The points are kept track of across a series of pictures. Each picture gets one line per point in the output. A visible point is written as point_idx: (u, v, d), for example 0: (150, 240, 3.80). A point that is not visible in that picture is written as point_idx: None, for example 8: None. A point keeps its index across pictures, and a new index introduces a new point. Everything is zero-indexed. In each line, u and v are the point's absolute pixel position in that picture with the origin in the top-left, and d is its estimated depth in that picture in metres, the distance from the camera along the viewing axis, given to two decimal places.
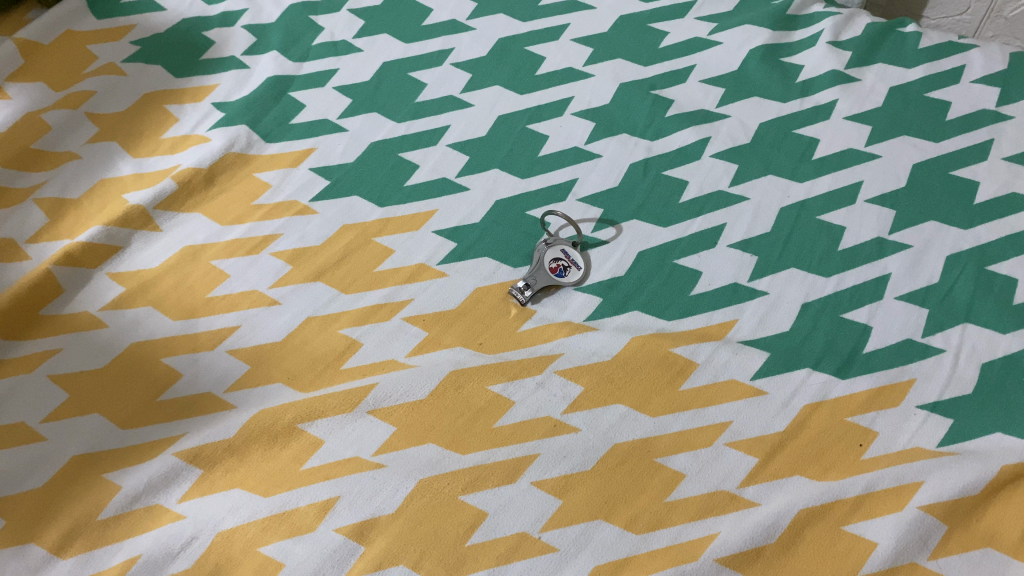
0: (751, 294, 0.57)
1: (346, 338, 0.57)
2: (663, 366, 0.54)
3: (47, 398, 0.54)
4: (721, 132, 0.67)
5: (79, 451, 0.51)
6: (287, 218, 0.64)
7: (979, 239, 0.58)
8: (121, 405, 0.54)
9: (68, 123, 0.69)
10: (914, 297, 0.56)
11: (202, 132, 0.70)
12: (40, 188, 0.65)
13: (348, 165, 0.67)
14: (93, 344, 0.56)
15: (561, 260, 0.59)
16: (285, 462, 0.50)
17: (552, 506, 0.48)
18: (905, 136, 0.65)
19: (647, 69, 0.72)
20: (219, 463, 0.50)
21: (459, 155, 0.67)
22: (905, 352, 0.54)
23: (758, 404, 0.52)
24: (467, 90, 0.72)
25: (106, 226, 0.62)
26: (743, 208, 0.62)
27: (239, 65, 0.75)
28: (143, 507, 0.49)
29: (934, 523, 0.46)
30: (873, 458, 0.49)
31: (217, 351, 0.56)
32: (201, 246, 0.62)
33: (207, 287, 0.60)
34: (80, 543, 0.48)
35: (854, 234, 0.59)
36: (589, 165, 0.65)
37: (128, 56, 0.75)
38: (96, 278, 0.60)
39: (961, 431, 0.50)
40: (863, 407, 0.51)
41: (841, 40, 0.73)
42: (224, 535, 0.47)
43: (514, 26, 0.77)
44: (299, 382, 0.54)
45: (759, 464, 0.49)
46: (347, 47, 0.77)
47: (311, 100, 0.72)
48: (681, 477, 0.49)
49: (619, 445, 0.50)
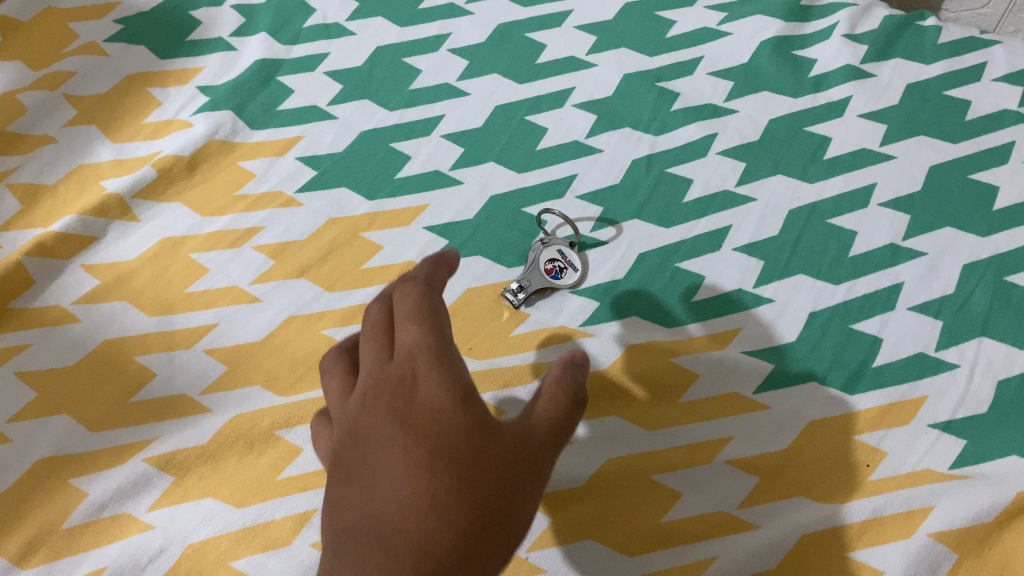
0: (757, 301, 0.54)
1: (329, 338, 0.54)
2: (661, 377, 0.51)
3: (14, 396, 0.51)
4: (728, 127, 0.64)
5: (46, 454, 0.49)
6: (271, 210, 0.61)
7: (998, 248, 0.55)
8: (91, 405, 0.51)
9: (46, 104, 0.66)
10: (928, 308, 0.53)
11: (185, 117, 0.67)
12: (14, 172, 0.62)
13: (337, 155, 0.64)
14: (64, 340, 0.54)
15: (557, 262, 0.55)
16: (261, 470, 0.48)
17: (541, 524, 0.46)
18: (922, 136, 0.61)
19: (653, 59, 0.69)
20: (192, 470, 0.48)
21: (453, 147, 0.64)
22: (918, 367, 0.51)
23: (761, 419, 0.49)
24: (464, 77, 0.69)
25: (82, 215, 0.59)
26: (751, 208, 0.59)
27: (227, 47, 0.72)
28: (110, 516, 0.46)
29: (942, 552, 0.43)
30: (882, 479, 0.47)
31: (194, 351, 0.54)
32: (181, 237, 0.59)
33: (185, 282, 0.57)
34: (43, 553, 0.45)
35: (866, 239, 0.57)
36: (590, 160, 0.62)
37: (111, 35, 0.72)
38: (69, 269, 0.57)
39: (974, 453, 0.47)
40: (872, 424, 0.49)
41: (857, 32, 0.69)
42: (195, 547, 0.45)
43: (514, 12, 0.74)
44: (278, 385, 0.52)
45: (760, 483, 0.47)
46: (341, 29, 0.74)
47: (301, 85, 0.69)
48: (678, 495, 0.46)
49: (612, 460, 0.48)
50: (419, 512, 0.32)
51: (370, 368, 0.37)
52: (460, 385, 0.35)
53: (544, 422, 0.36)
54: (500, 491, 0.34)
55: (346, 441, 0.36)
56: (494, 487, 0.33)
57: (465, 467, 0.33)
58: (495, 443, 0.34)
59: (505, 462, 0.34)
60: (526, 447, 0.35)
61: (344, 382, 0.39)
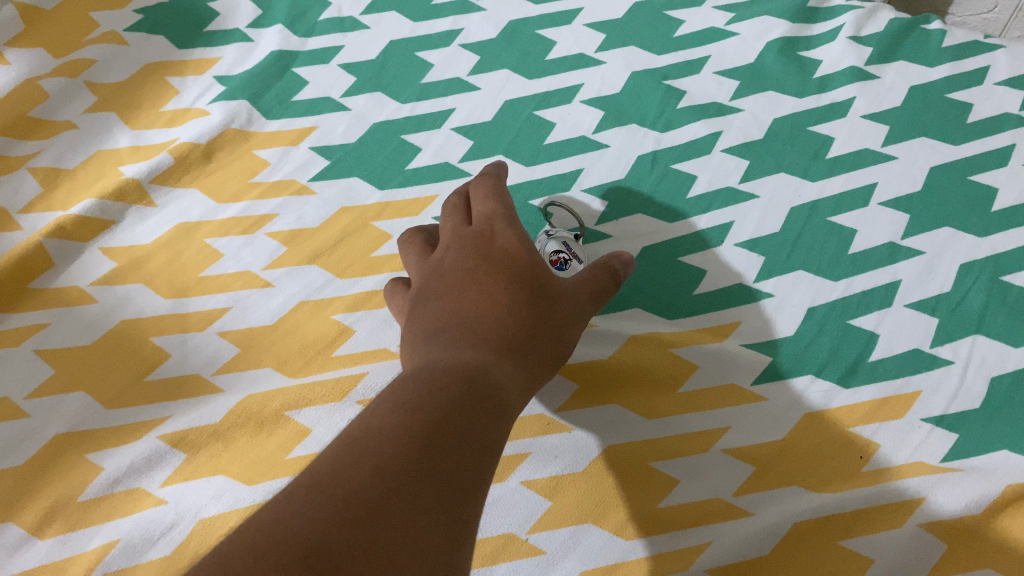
0: (757, 295, 0.56)
1: (339, 324, 0.55)
2: (662, 367, 0.53)
3: (33, 373, 0.53)
4: (733, 126, 0.65)
5: (63, 429, 0.50)
6: (284, 198, 0.62)
7: (995, 248, 0.56)
8: (107, 383, 0.52)
9: (66, 91, 0.68)
10: (924, 305, 0.54)
11: (202, 106, 0.68)
12: (34, 157, 0.64)
13: (349, 146, 0.65)
14: (81, 320, 0.55)
15: (562, 252, 0.56)
16: (270, 450, 0.49)
17: (541, 507, 0.47)
18: (923, 138, 0.62)
19: (660, 57, 0.70)
20: (204, 447, 0.49)
21: (463, 140, 0.66)
22: (912, 362, 0.52)
23: (757, 410, 0.51)
24: (474, 72, 0.71)
25: (100, 200, 0.60)
26: (753, 205, 0.60)
27: (243, 38, 0.74)
28: (124, 490, 0.48)
29: (933, 542, 0.44)
30: (874, 471, 0.48)
31: (207, 333, 0.55)
32: (196, 223, 0.61)
33: (199, 267, 0.58)
34: (59, 524, 0.47)
35: (865, 238, 0.58)
36: (596, 155, 0.64)
37: (130, 24, 0.73)
38: (87, 252, 0.59)
39: (965, 447, 0.48)
40: (866, 417, 0.50)
41: (862, 34, 0.70)
42: (206, 522, 0.46)
43: (525, 8, 0.75)
44: (288, 368, 0.53)
45: (756, 472, 0.48)
46: (354, 23, 0.75)
47: (315, 77, 0.71)
48: (675, 482, 0.48)
49: (613, 447, 0.49)
50: (497, 314, 0.43)
51: (451, 231, 0.49)
52: (525, 236, 0.47)
53: (585, 285, 0.49)
54: (551, 319, 0.45)
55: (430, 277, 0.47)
56: (546, 313, 0.45)
57: (529, 294, 0.44)
58: (547, 285, 0.46)
59: (554, 300, 0.46)
60: (567, 298, 0.47)
61: (421, 252, 0.51)
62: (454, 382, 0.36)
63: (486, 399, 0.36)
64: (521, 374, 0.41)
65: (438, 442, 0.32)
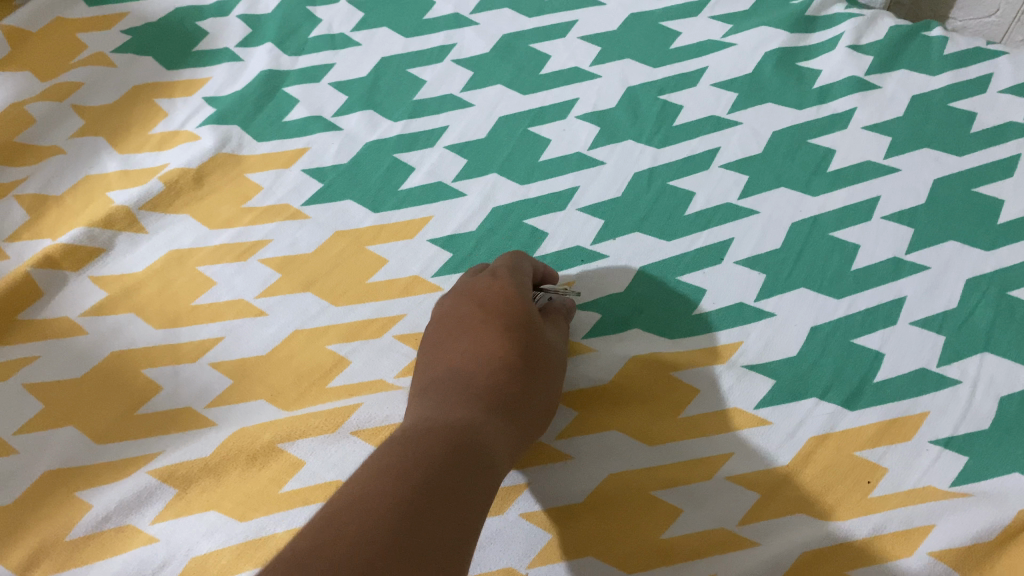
0: (758, 315, 0.54)
1: (334, 353, 0.54)
2: (664, 392, 0.51)
3: (21, 409, 0.51)
4: (732, 140, 0.64)
5: (52, 466, 0.49)
6: (277, 223, 0.61)
7: (1002, 262, 0.55)
8: (97, 417, 0.51)
9: (54, 114, 0.67)
10: (930, 323, 0.53)
11: (191, 128, 0.67)
12: (21, 183, 0.63)
13: (341, 166, 0.64)
14: (71, 352, 0.54)
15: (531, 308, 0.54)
16: (263, 484, 0.48)
17: (541, 540, 0.46)
18: (927, 149, 0.61)
19: (657, 70, 0.69)
20: (195, 482, 0.48)
21: (457, 158, 0.65)
22: (919, 382, 0.50)
23: (761, 435, 0.49)
24: (468, 88, 0.69)
25: (89, 227, 0.59)
26: (753, 221, 0.59)
27: (233, 57, 0.73)
28: (114, 527, 0.47)
29: (945, 571, 0.43)
30: (881, 497, 0.46)
31: (200, 364, 0.54)
32: (188, 250, 0.60)
33: (191, 295, 0.57)
34: (46, 564, 0.46)
35: (868, 253, 0.56)
36: (592, 172, 0.63)
37: (118, 46, 0.73)
38: (76, 281, 0.58)
39: (976, 471, 0.47)
40: (872, 441, 0.48)
41: (862, 43, 0.69)
42: (198, 560, 0.45)
43: (519, 22, 0.74)
44: (282, 400, 0.52)
45: (761, 500, 0.47)
46: (346, 40, 0.74)
47: (306, 96, 0.70)
48: (678, 511, 0.47)
49: (614, 476, 0.48)
50: (486, 365, 0.45)
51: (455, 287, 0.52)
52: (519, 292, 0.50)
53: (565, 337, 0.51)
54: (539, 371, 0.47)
55: (430, 335, 0.49)
56: (536, 379, 0.47)
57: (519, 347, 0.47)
58: (539, 347, 0.48)
59: (541, 352, 0.48)
60: (550, 352, 0.49)
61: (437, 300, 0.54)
62: (440, 445, 0.38)
63: (478, 465, 0.39)
64: (508, 430, 0.43)
65: (422, 514, 0.34)
